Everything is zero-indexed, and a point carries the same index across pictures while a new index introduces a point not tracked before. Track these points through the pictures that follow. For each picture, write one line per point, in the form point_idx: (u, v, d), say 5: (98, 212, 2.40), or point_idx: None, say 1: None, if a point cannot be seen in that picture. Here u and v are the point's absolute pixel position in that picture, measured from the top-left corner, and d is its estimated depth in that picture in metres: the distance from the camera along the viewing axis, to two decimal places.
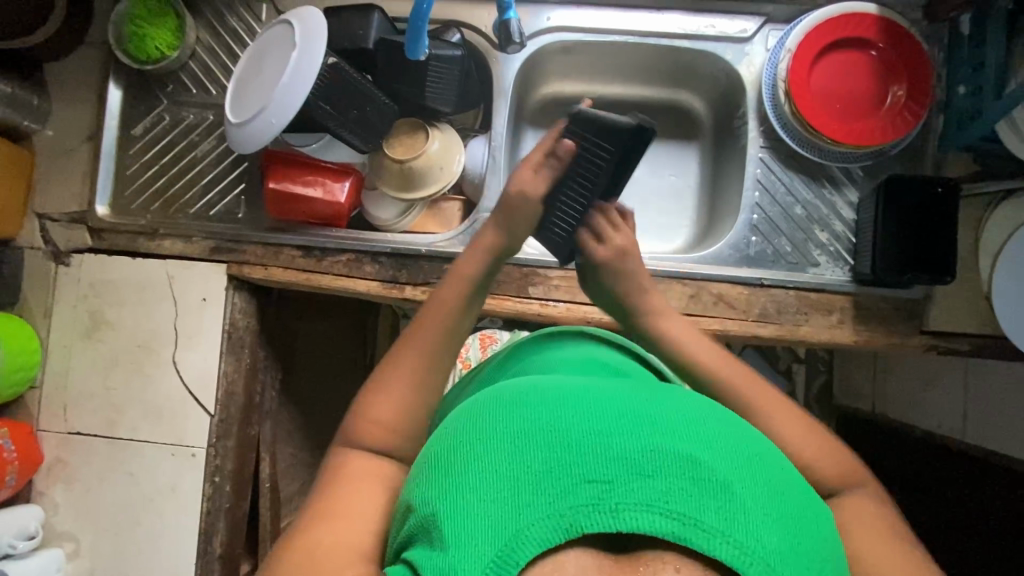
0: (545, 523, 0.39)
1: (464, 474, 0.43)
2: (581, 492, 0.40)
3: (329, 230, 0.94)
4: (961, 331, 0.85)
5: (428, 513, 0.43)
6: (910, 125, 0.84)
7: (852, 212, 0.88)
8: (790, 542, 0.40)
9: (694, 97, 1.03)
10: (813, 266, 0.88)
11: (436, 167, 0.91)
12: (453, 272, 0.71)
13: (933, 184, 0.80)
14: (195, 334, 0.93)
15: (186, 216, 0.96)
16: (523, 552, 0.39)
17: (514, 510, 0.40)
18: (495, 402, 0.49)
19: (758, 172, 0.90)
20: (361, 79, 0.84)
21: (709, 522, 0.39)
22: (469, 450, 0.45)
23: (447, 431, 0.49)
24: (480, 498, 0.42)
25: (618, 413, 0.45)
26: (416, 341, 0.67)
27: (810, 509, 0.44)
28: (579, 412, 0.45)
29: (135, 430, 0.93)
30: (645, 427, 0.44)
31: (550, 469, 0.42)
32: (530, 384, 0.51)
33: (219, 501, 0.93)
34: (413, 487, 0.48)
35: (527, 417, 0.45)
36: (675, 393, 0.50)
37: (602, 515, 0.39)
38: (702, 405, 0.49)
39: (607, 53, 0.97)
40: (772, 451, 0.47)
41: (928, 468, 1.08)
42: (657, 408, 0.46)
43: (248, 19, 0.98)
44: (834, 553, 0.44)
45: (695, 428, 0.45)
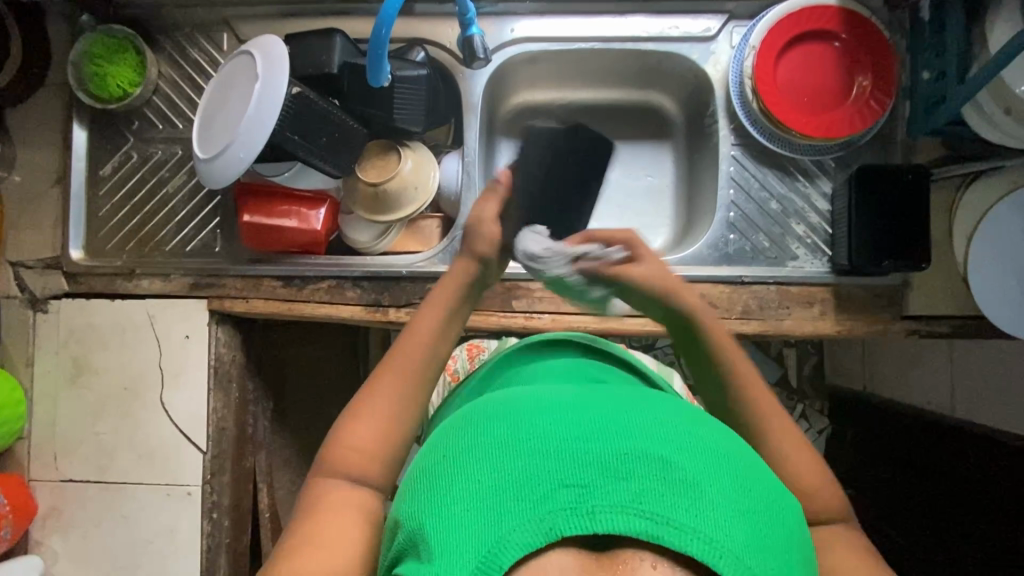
0: (524, 530, 0.41)
1: (448, 488, 0.45)
2: (558, 497, 0.42)
3: (309, 258, 0.93)
4: (939, 314, 0.86)
5: (415, 528, 0.45)
6: (877, 113, 0.84)
7: (826, 203, 0.89)
8: (759, 536, 0.42)
9: (665, 97, 1.03)
10: (792, 259, 0.89)
11: (411, 187, 0.91)
12: (428, 301, 0.71)
13: (903, 170, 0.81)
14: (180, 372, 0.92)
15: (163, 254, 0.95)
16: (504, 558, 0.40)
17: (494, 519, 0.42)
18: (478, 416, 0.51)
19: (732, 170, 0.91)
20: (330, 106, 0.84)
21: (681, 519, 0.40)
22: (453, 463, 0.46)
23: (432, 447, 0.51)
24: (463, 508, 0.43)
25: (590, 419, 0.47)
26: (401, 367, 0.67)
27: (778, 504, 0.46)
28: (554, 420, 0.47)
29: (128, 473, 0.92)
30: (619, 430, 0.45)
31: (529, 476, 0.43)
32: (508, 397, 0.53)
33: (218, 537, 0.93)
34: (400, 505, 0.49)
35: (508, 427, 0.47)
36: (651, 398, 0.52)
37: (579, 517, 0.40)
38: (675, 408, 0.51)
39: (573, 60, 0.97)
40: (742, 450, 0.49)
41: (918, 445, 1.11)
42: (630, 411, 0.48)
43: (209, 50, 0.97)
44: (801, 543, 0.46)
45: (666, 429, 0.46)
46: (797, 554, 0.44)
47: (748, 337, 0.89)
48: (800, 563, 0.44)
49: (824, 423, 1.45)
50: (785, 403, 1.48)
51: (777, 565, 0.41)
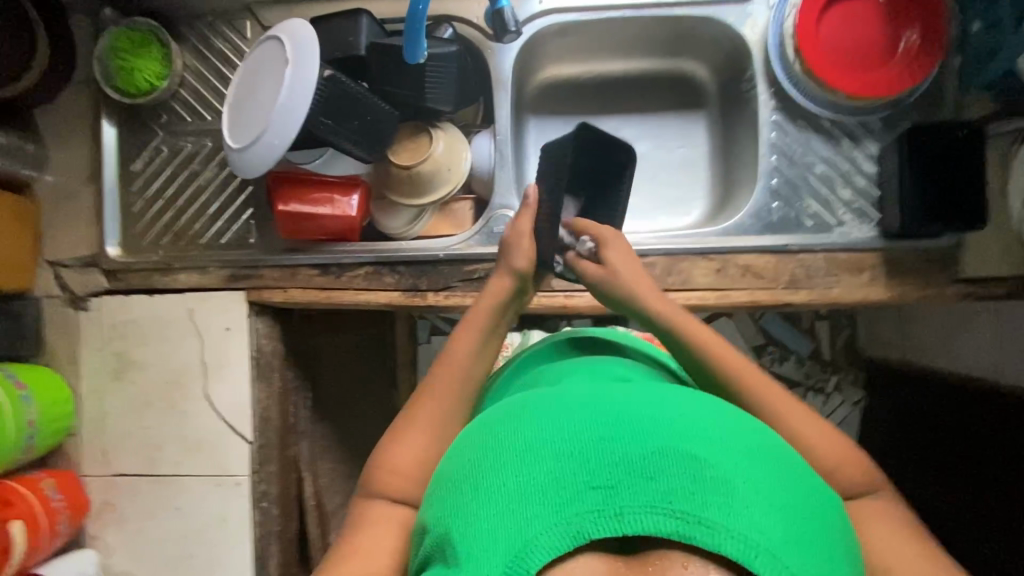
0: (552, 532, 0.40)
1: (474, 492, 0.44)
2: (586, 498, 0.41)
3: (344, 245, 0.92)
4: (995, 276, 0.83)
5: (441, 533, 0.45)
6: (927, 68, 0.81)
7: (873, 165, 0.86)
8: (797, 534, 0.40)
9: (697, 65, 1.01)
10: (839, 225, 0.86)
11: (445, 169, 0.90)
12: (467, 319, 0.73)
13: (955, 127, 0.77)
14: (223, 364, 0.93)
15: (198, 247, 0.95)
16: (533, 561, 0.39)
17: (520, 521, 0.41)
18: (500, 419, 0.51)
19: (774, 136, 0.88)
20: (361, 89, 0.83)
21: (713, 518, 0.39)
22: (477, 467, 0.46)
23: (455, 451, 0.51)
24: (488, 512, 0.42)
25: (614, 419, 0.46)
26: (441, 387, 0.68)
27: (814, 502, 0.44)
28: (578, 421, 0.46)
29: (177, 465, 0.94)
30: (644, 429, 0.45)
31: (554, 478, 0.43)
32: (530, 400, 0.53)
33: (269, 525, 0.94)
34: (428, 510, 0.49)
35: (530, 430, 0.47)
36: (676, 395, 0.51)
37: (607, 520, 0.40)
38: (701, 405, 0.50)
39: (601, 31, 0.95)
40: (774, 446, 0.48)
41: (964, 411, 1.09)
42: (655, 410, 0.47)
43: (233, 39, 0.95)
44: (842, 542, 0.44)
45: (693, 427, 0.46)
46: (838, 553, 0.42)
47: (795, 307, 0.87)
48: (843, 563, 0.42)
49: (859, 395, 1.43)
50: (819, 376, 1.46)
51: (818, 565, 0.40)
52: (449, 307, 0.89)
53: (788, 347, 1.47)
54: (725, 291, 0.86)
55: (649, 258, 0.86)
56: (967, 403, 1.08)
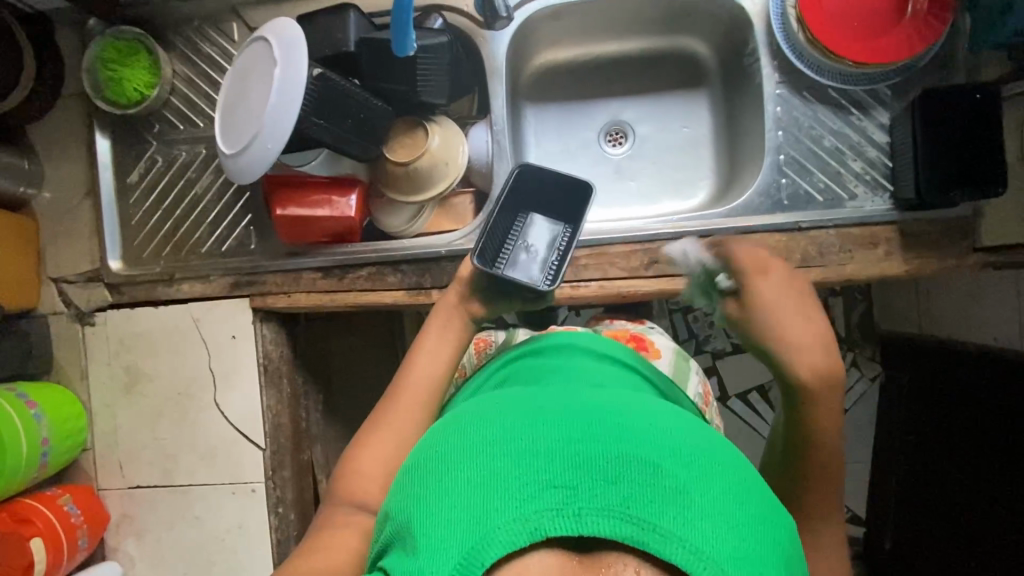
0: (508, 528, 0.39)
1: (435, 482, 0.44)
2: (545, 497, 0.40)
3: (344, 246, 0.91)
4: (1015, 243, 0.80)
5: (400, 522, 0.44)
6: (938, 31, 0.78)
7: (884, 135, 0.83)
8: (753, 551, 0.40)
9: (696, 41, 0.98)
10: (851, 199, 0.83)
11: (441, 163, 0.88)
12: (427, 326, 0.76)
13: (969, 91, 0.74)
14: (231, 373, 0.92)
15: (199, 256, 0.94)
16: (486, 555, 0.39)
17: (477, 514, 0.40)
18: (471, 414, 0.50)
19: (779, 110, 0.85)
20: (354, 87, 0.81)
21: (669, 527, 0.39)
22: (442, 457, 0.45)
23: (424, 441, 0.50)
24: (448, 502, 0.42)
25: (582, 421, 0.45)
26: (400, 392, 0.72)
27: (774, 520, 0.44)
28: (546, 421, 0.46)
29: (192, 475, 0.94)
30: (610, 433, 0.44)
31: (516, 475, 0.42)
32: (504, 399, 0.52)
33: (286, 530, 0.94)
34: (391, 498, 0.48)
35: (499, 425, 0.46)
36: (649, 404, 0.51)
37: (564, 519, 0.39)
38: (671, 415, 0.49)
39: (595, 10, 0.93)
40: (741, 461, 0.47)
41: (987, 382, 1.06)
42: (625, 416, 0.47)
43: (220, 42, 0.94)
44: (796, 562, 0.43)
45: (660, 435, 0.45)
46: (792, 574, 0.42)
47: (809, 286, 0.84)
48: None
49: (878, 370, 1.41)
50: (836, 352, 1.44)
51: None
52: None
53: None
54: None
55: (655, 244, 0.86)
56: (990, 373, 1.06)
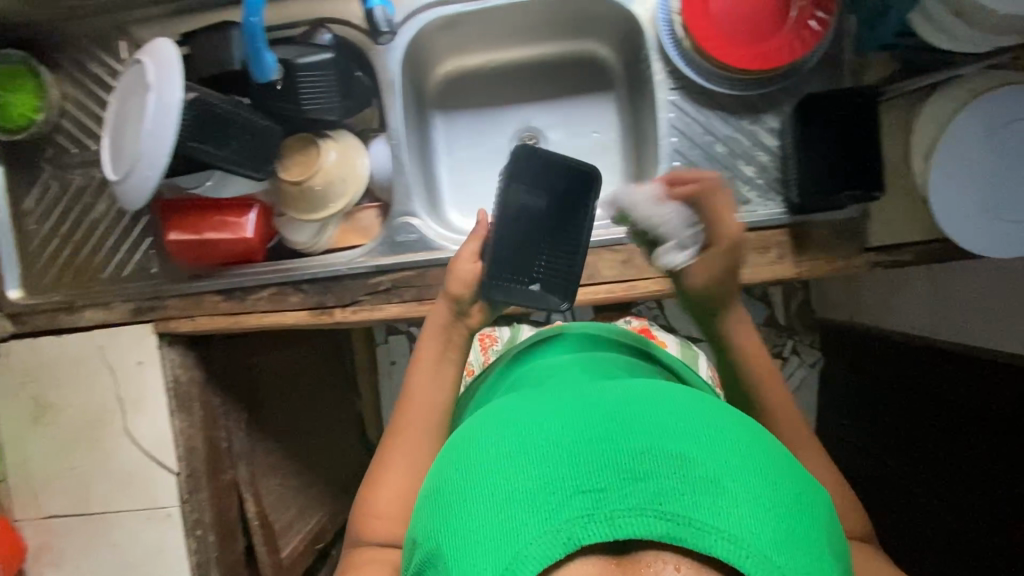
0: (544, 540, 0.42)
1: (466, 501, 0.46)
2: (575, 503, 0.43)
3: (246, 267, 0.90)
4: (900, 243, 0.82)
5: (437, 546, 0.46)
6: (819, 34, 0.78)
7: (776, 140, 0.83)
8: (785, 530, 0.43)
9: (600, 45, 0.97)
10: (744, 204, 0.84)
11: (338, 180, 0.87)
12: (417, 355, 0.77)
13: (852, 92, 0.75)
14: (140, 399, 0.92)
15: (101, 282, 0.92)
16: (526, 568, 0.41)
17: (512, 529, 0.43)
18: (494, 425, 0.52)
19: (672, 117, 0.85)
20: (240, 108, 0.80)
21: (701, 519, 0.41)
22: (472, 474, 0.48)
23: (450, 458, 0.53)
24: (483, 523, 0.44)
25: (605, 422, 0.48)
26: (407, 423, 0.73)
27: (803, 492, 0.47)
28: (569, 425, 0.48)
29: (107, 502, 0.93)
30: (634, 431, 0.47)
31: (545, 485, 0.45)
32: (526, 405, 0.54)
33: (206, 552, 0.95)
34: (420, 523, 0.51)
35: (523, 435, 0.49)
36: (669, 393, 0.53)
37: (597, 524, 0.42)
38: (697, 402, 0.52)
39: (496, 18, 0.91)
40: (765, 439, 0.50)
41: (908, 369, 1.09)
42: (645, 410, 0.50)
43: (109, 61, 0.91)
44: (827, 528, 0.47)
45: (679, 426, 0.48)
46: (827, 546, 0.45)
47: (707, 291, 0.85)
48: (831, 556, 0.44)
49: (817, 357, 1.44)
50: (775, 341, 1.47)
51: (805, 557, 0.42)
52: (357, 322, 0.88)
53: None
54: (633, 282, 0.85)
55: None
56: (911, 361, 1.08)
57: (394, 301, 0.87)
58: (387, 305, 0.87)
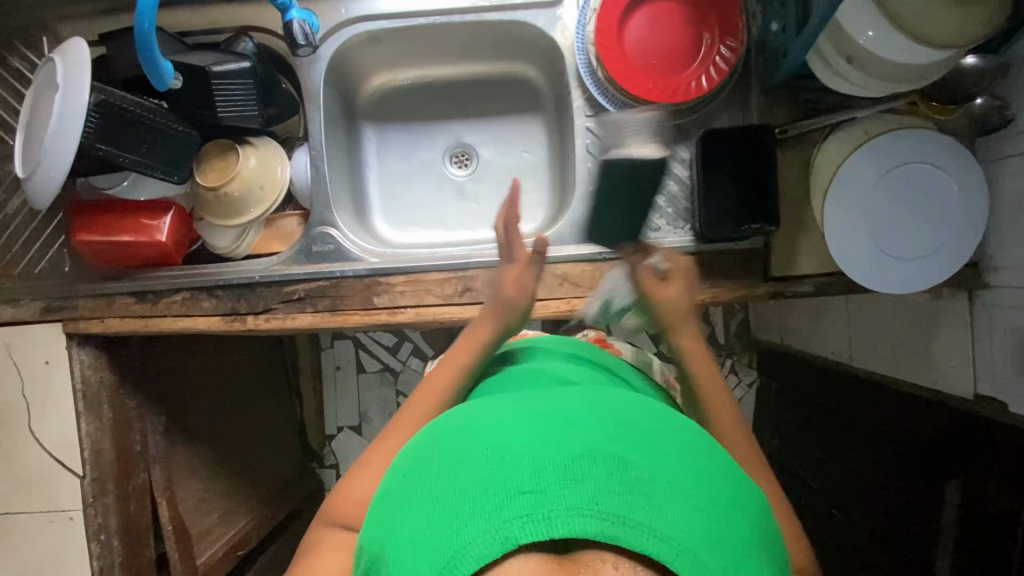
0: (481, 540, 0.41)
1: (408, 507, 0.45)
2: (514, 504, 0.42)
3: (161, 270, 0.89)
4: (802, 274, 0.85)
5: (378, 553, 0.45)
6: (726, 71, 0.80)
7: (686, 170, 0.86)
8: (719, 529, 0.42)
9: (531, 67, 0.99)
10: (654, 231, 0.86)
11: (256, 187, 0.87)
12: (447, 358, 0.74)
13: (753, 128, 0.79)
14: (46, 400, 0.90)
15: (12, 279, 0.91)
16: (461, 570, 0.40)
17: (450, 531, 0.42)
18: (443, 430, 0.51)
19: (589, 143, 0.88)
20: (151, 109, 0.79)
21: (637, 518, 0.41)
22: (415, 480, 0.47)
23: (397, 465, 0.52)
24: (423, 526, 0.44)
25: (549, 426, 0.47)
26: (410, 421, 0.69)
27: (738, 493, 0.47)
28: (514, 430, 0.47)
29: (9, 503, 0.92)
30: (577, 433, 0.46)
31: (485, 486, 0.43)
32: (474, 411, 0.53)
33: (110, 557, 0.93)
34: (366, 530, 0.49)
35: (470, 438, 0.48)
36: (611, 403, 0.53)
37: (535, 524, 0.41)
38: (636, 412, 0.52)
39: (425, 36, 0.92)
40: (703, 444, 0.50)
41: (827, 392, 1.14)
42: (588, 416, 0.49)
43: (29, 55, 0.90)
44: (764, 530, 0.46)
45: (619, 430, 0.48)
46: (764, 548, 0.44)
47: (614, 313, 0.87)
48: (766, 558, 0.43)
49: (752, 376, 1.48)
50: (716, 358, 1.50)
51: (738, 554, 0.41)
52: (270, 330, 0.88)
53: None
54: (544, 302, 0.86)
55: (469, 272, 0.87)
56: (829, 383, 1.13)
57: (306, 311, 0.86)
58: (300, 314, 0.87)
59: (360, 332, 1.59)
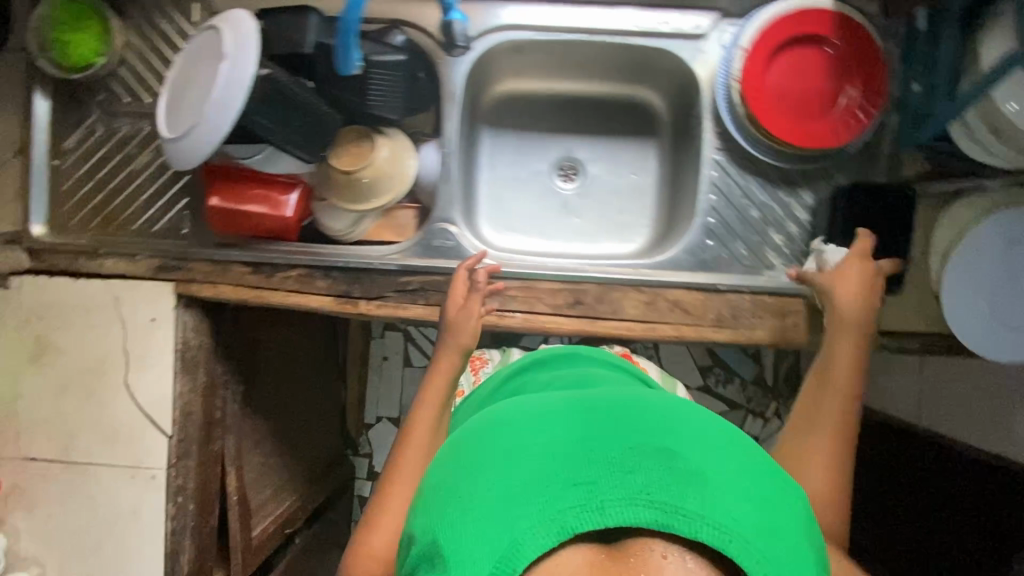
0: (542, 527, 0.47)
1: (464, 495, 0.51)
2: (570, 495, 0.49)
3: (280, 244, 0.90)
4: (909, 330, 0.86)
5: (435, 539, 0.50)
6: (865, 125, 0.83)
7: (806, 215, 0.88)
8: (760, 515, 0.48)
9: (654, 94, 1.01)
10: (769, 269, 0.88)
11: (386, 177, 0.89)
12: (424, 396, 0.79)
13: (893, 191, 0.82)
14: (145, 355, 0.91)
15: (128, 234, 0.92)
16: (526, 554, 0.46)
17: (511, 518, 0.48)
18: (489, 428, 0.58)
19: (715, 175, 0.89)
20: (308, 96, 0.82)
21: (686, 507, 0.47)
22: (470, 472, 0.53)
23: (448, 460, 0.58)
24: (483, 511, 0.49)
25: (593, 427, 0.55)
26: (407, 464, 0.73)
27: (776, 487, 0.53)
28: (558, 430, 0.55)
29: (91, 454, 0.92)
30: (619, 434, 0.53)
31: (541, 477, 0.50)
32: (514, 411, 0.60)
33: (182, 520, 0.93)
34: (421, 517, 0.55)
35: (519, 436, 0.55)
36: (641, 400, 0.60)
37: (591, 513, 0.47)
38: (666, 406, 0.59)
39: (561, 50, 0.94)
40: (736, 437, 0.57)
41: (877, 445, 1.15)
42: (624, 415, 0.56)
43: (178, 19, 0.92)
44: (801, 520, 0.52)
45: (657, 429, 0.54)
46: (804, 540, 0.50)
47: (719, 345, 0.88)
48: (806, 547, 0.49)
49: None
50: (761, 400, 1.54)
51: (779, 539, 0.48)
52: (379, 317, 0.89)
53: (733, 370, 1.55)
54: (653, 324, 0.87)
55: (582, 285, 0.88)
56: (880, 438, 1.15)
57: (418, 303, 0.88)
58: (412, 305, 0.89)
59: (414, 327, 1.60)
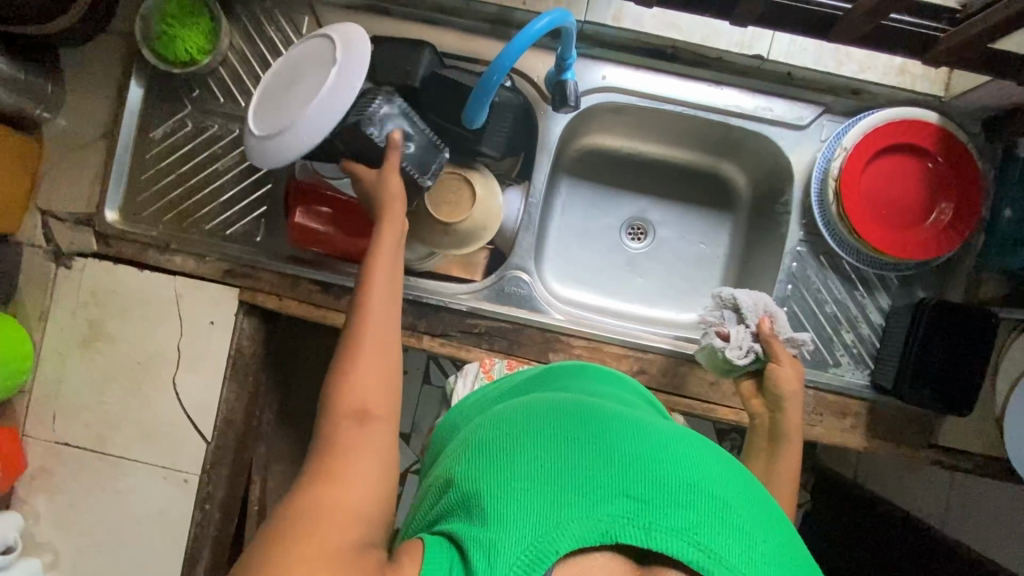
0: (581, 526, 0.42)
1: (510, 467, 0.47)
2: (617, 503, 0.43)
3: (352, 266, 0.90)
4: (964, 449, 0.86)
5: (469, 494, 0.46)
6: (954, 245, 0.83)
7: (880, 318, 0.88)
8: None
9: (736, 170, 1.02)
10: (835, 365, 0.88)
11: (479, 225, 0.87)
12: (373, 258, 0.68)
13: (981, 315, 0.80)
14: (199, 356, 0.90)
15: (201, 232, 0.92)
16: (558, 546, 0.41)
17: (552, 505, 0.43)
18: (548, 412, 0.53)
19: (794, 266, 0.90)
20: (433, 138, 0.81)
21: (732, 559, 0.41)
22: (521, 448, 0.48)
23: (499, 427, 0.53)
24: (525, 488, 0.45)
25: (657, 447, 0.48)
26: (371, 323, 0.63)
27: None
28: (622, 438, 0.49)
29: (126, 447, 0.90)
30: (685, 462, 0.47)
31: (593, 478, 0.45)
32: (578, 403, 0.54)
33: (206, 527, 0.91)
34: (454, 471, 0.50)
35: (581, 429, 0.50)
36: (705, 443, 0.53)
37: (635, 529, 0.42)
38: (728, 462, 0.52)
39: (656, 116, 0.95)
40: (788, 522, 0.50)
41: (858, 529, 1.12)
42: (689, 447, 0.50)
43: (287, 29, 0.92)
44: None
45: (720, 472, 0.48)
46: None
47: None
48: None
49: None
50: None
51: None
52: (441, 354, 0.88)
53: None
54: (714, 405, 0.87)
55: (648, 354, 0.88)
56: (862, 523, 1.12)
57: (483, 347, 0.87)
58: (475, 347, 0.88)
59: None
